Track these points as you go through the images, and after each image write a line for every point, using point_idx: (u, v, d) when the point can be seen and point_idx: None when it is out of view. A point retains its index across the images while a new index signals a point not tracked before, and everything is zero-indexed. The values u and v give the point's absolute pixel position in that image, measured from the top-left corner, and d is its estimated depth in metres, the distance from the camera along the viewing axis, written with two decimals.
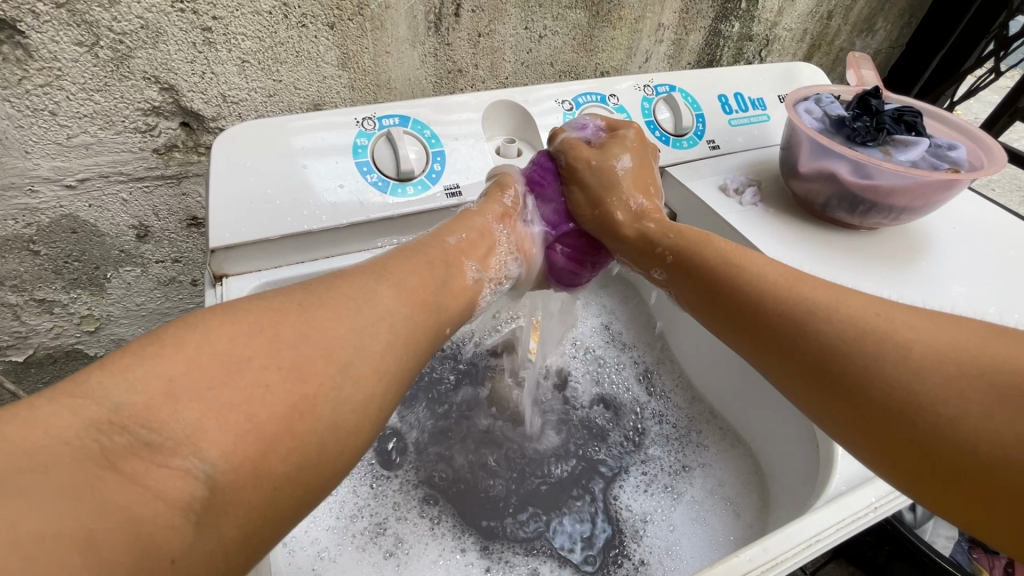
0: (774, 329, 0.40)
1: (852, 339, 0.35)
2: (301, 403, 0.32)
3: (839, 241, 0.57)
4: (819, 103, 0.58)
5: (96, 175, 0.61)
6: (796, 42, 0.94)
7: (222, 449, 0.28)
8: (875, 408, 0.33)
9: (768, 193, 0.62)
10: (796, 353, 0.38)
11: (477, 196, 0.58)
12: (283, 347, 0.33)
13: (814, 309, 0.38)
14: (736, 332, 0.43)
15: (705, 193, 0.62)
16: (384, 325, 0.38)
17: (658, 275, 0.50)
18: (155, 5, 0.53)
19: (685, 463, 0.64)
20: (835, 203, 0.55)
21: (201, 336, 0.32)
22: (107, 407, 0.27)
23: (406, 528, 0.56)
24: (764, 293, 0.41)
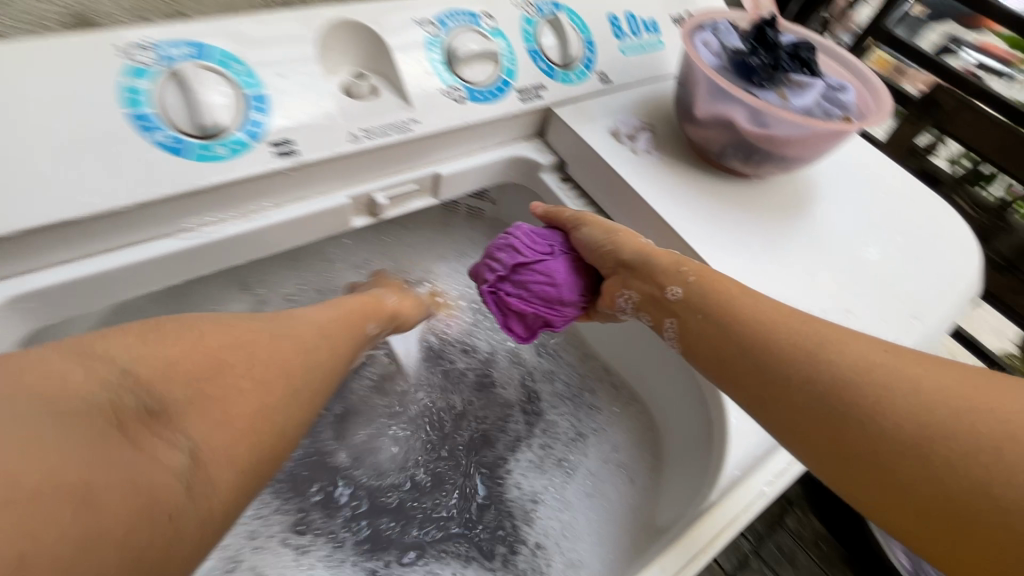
0: (782, 384, 0.37)
1: (866, 392, 0.34)
2: (265, 406, 0.38)
3: (733, 195, 0.53)
4: (716, 33, 0.52)
5: None
6: None
7: (204, 431, 0.34)
8: (903, 469, 0.31)
9: (662, 136, 0.56)
10: (803, 413, 0.36)
11: (318, 156, 0.44)
12: (254, 364, 0.39)
13: (816, 359, 0.36)
14: (730, 384, 0.40)
15: (596, 139, 0.54)
16: (314, 346, 0.44)
17: (673, 294, 0.44)
18: None
19: (580, 427, 0.64)
20: (731, 152, 0.50)
21: (197, 335, 0.38)
22: (118, 370, 0.33)
23: (264, 558, 0.55)
24: (764, 337, 0.39)
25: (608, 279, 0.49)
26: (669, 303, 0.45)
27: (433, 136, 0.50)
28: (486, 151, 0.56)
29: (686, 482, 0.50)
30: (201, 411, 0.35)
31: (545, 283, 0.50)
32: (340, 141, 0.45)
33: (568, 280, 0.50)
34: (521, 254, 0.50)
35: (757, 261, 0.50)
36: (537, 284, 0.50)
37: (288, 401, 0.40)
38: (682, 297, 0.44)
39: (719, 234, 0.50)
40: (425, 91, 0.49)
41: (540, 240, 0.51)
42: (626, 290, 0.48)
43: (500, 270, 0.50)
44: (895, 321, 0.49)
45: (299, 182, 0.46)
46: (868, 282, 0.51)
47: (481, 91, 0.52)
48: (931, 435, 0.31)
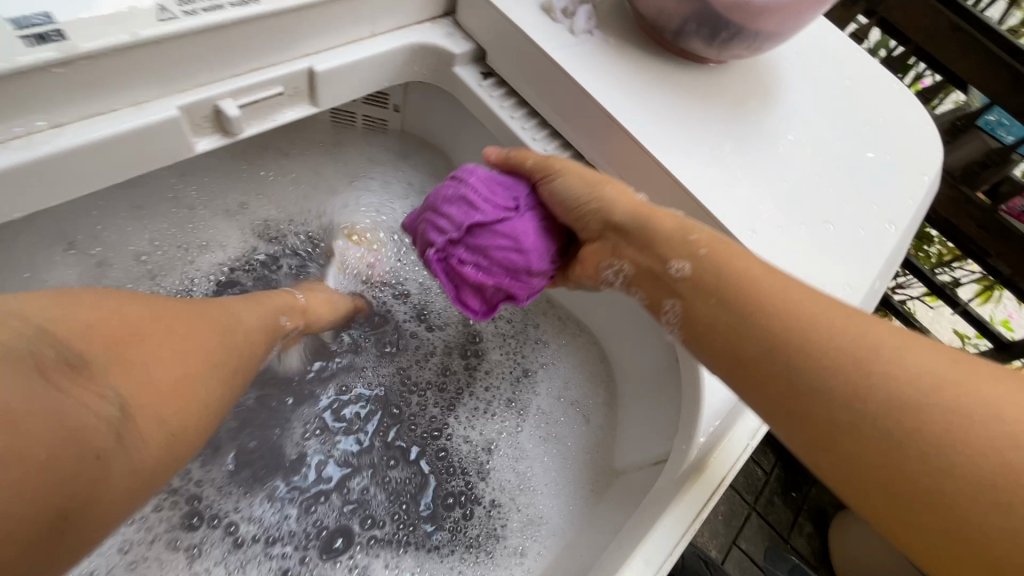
0: (824, 404, 0.28)
1: (936, 419, 0.25)
2: (199, 378, 0.35)
3: (692, 87, 0.44)
4: None
5: None
6: None
7: (138, 386, 0.31)
8: (987, 523, 0.24)
9: (606, 11, 0.44)
10: (847, 437, 0.27)
11: (102, 43, 0.29)
12: (191, 336, 0.35)
13: (874, 371, 0.27)
14: (752, 390, 0.31)
15: (523, 17, 0.42)
16: (247, 332, 0.40)
17: (677, 271, 0.35)
18: None
19: (526, 364, 0.56)
20: (693, 28, 0.40)
21: (116, 302, 0.33)
22: (33, 324, 0.28)
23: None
24: (804, 340, 0.30)
25: (591, 245, 0.40)
26: (671, 283, 0.35)
27: (291, 14, 0.35)
28: (377, 39, 0.42)
29: (653, 422, 0.46)
30: (133, 371, 0.31)
31: (509, 247, 0.39)
32: (132, 21, 0.30)
33: (537, 243, 0.40)
34: (477, 213, 0.39)
35: (721, 170, 0.42)
36: (500, 249, 0.39)
37: (216, 384, 0.36)
38: (689, 275, 0.35)
39: (679, 136, 0.42)
40: None
41: (500, 191, 0.40)
42: (617, 262, 0.39)
43: (454, 233, 0.39)
44: (872, 229, 0.43)
45: (85, 85, 0.30)
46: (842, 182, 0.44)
47: None
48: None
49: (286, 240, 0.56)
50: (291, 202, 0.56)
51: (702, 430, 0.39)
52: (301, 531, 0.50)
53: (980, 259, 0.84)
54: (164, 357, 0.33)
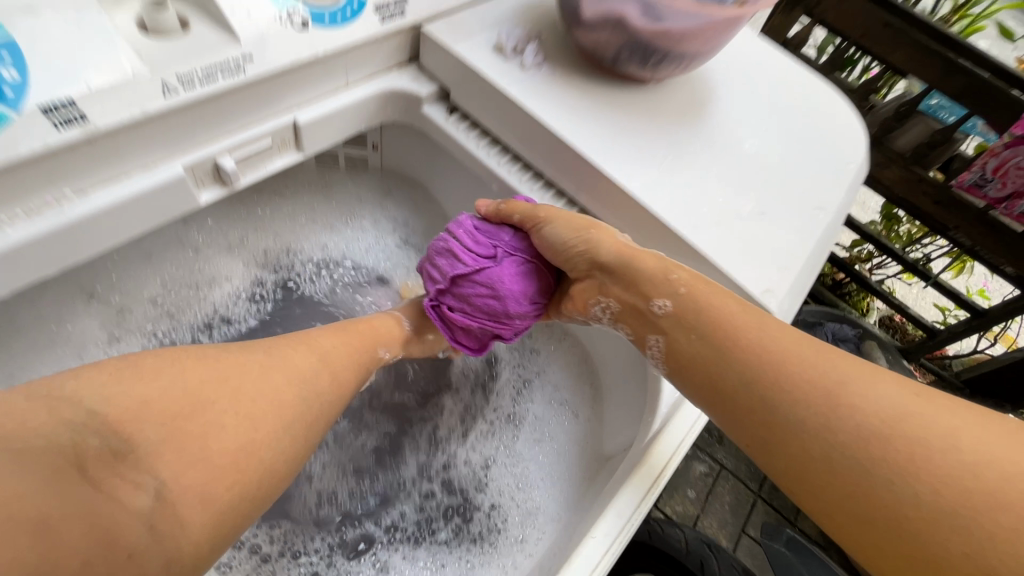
0: (778, 417, 0.35)
1: (856, 440, 0.32)
2: (251, 444, 0.34)
3: (635, 105, 0.49)
4: None
5: None
6: None
7: (178, 470, 0.31)
8: (880, 517, 0.31)
9: (551, 46, 0.50)
10: (787, 442, 0.35)
11: (118, 119, 0.33)
12: (243, 392, 0.36)
13: (814, 399, 0.34)
14: (719, 410, 0.39)
15: (476, 59, 0.47)
16: (313, 377, 0.40)
17: (659, 308, 0.42)
18: None
19: (524, 373, 0.61)
20: (626, 56, 0.45)
21: (178, 368, 0.34)
22: (84, 410, 0.29)
23: None
24: (768, 368, 0.36)
25: (581, 284, 0.48)
26: (654, 318, 0.42)
27: (276, 76, 0.40)
28: (354, 90, 0.47)
29: (628, 407, 0.50)
30: (178, 451, 0.31)
31: (490, 295, 0.49)
32: (139, 96, 0.34)
33: (513, 290, 0.49)
34: (463, 268, 0.49)
35: (666, 177, 0.47)
36: (482, 297, 0.49)
37: (269, 442, 0.35)
38: (671, 312, 0.41)
39: (625, 147, 0.47)
40: (251, 18, 0.38)
41: (483, 242, 0.49)
42: (603, 299, 0.47)
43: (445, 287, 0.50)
44: (803, 216, 0.48)
45: (98, 156, 0.35)
46: (774, 175, 0.50)
47: (326, 15, 0.42)
48: (905, 492, 0.30)
49: (290, 269, 0.63)
50: (288, 240, 0.62)
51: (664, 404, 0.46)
52: (325, 543, 0.55)
53: (946, 234, 0.96)
54: (215, 432, 0.33)
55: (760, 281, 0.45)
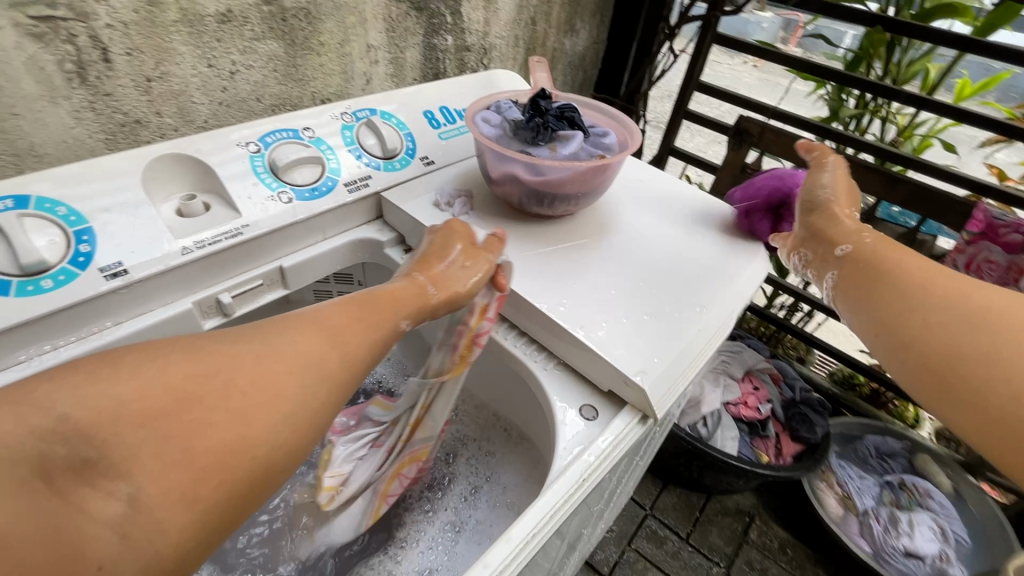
0: (923, 313, 0.43)
1: (970, 318, 0.41)
2: (241, 441, 0.30)
3: (543, 234, 0.61)
4: (498, 110, 0.63)
5: None
6: (511, 47, 1.18)
7: (152, 473, 0.27)
8: (962, 374, 0.39)
9: (480, 199, 0.65)
10: (928, 338, 0.42)
11: (151, 272, 0.49)
12: (238, 389, 0.32)
13: (943, 293, 0.44)
14: (875, 325, 0.47)
15: (420, 212, 0.62)
16: (319, 361, 0.36)
17: (842, 250, 0.53)
18: (42, 63, 0.59)
19: (475, 480, 0.66)
20: (527, 200, 0.59)
21: (160, 368, 0.31)
22: (54, 417, 0.27)
23: None
24: (906, 279, 0.46)
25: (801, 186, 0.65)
26: (835, 258, 0.53)
27: (267, 235, 0.56)
28: (330, 240, 0.63)
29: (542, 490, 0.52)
30: (156, 454, 0.28)
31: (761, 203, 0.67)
32: (167, 258, 0.50)
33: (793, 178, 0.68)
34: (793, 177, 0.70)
35: (562, 279, 0.56)
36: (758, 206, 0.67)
37: (263, 436, 0.31)
38: (849, 254, 0.52)
39: (534, 262, 0.58)
40: (255, 202, 0.56)
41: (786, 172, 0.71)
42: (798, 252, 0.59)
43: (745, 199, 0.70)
44: (688, 312, 0.55)
45: (130, 301, 0.49)
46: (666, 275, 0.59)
47: (302, 192, 0.59)
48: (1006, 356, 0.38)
49: None
50: None
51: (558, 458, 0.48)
52: None
53: None
54: (199, 430, 0.29)
55: (635, 363, 0.50)
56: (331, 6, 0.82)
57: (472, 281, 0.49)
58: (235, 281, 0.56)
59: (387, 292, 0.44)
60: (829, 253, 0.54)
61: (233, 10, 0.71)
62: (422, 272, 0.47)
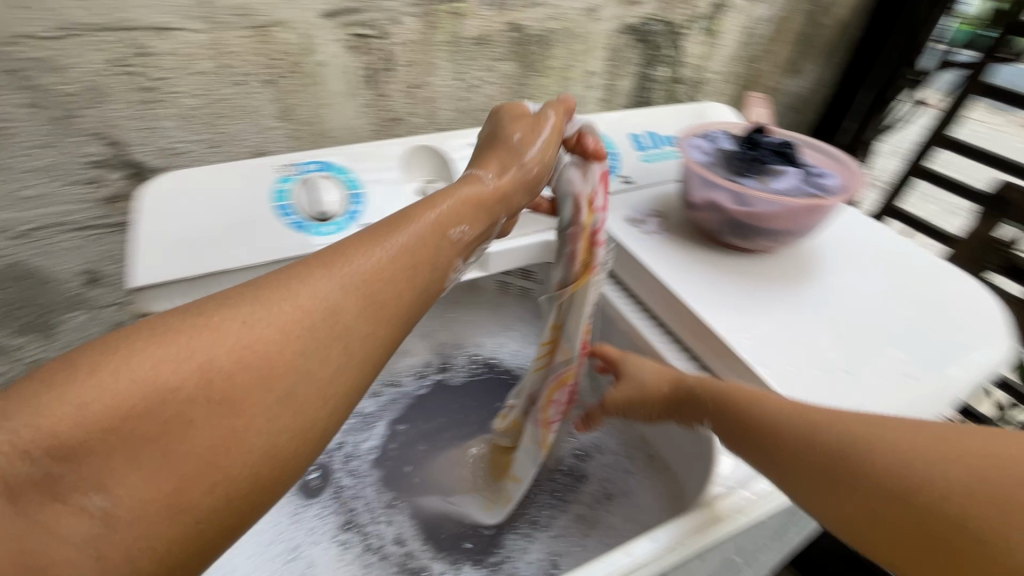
0: (788, 441, 0.42)
1: (822, 449, 0.39)
2: (232, 435, 0.29)
3: (735, 266, 0.61)
4: (710, 141, 0.64)
5: (43, 186, 0.69)
6: (724, 82, 1.16)
7: (123, 484, 0.26)
8: (861, 498, 0.37)
9: (672, 222, 0.66)
10: (803, 463, 0.40)
11: None
12: (212, 371, 0.29)
13: (787, 427, 0.42)
14: (760, 451, 0.44)
15: (612, 224, 0.66)
16: (331, 312, 0.33)
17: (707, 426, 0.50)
18: (350, 68, 0.77)
19: (612, 488, 0.67)
20: (724, 229, 0.59)
21: (123, 359, 0.28)
22: (10, 432, 0.26)
23: (321, 556, 0.61)
24: (762, 403, 0.45)
25: None
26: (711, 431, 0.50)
27: None
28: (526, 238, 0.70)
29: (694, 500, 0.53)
30: (124, 463, 0.26)
31: None
32: None
33: None
34: None
35: (751, 312, 0.56)
36: None
37: (264, 423, 0.30)
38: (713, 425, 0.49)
39: (727, 293, 0.58)
40: None
41: None
42: None
43: None
44: (890, 378, 0.51)
45: None
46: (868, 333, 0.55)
47: None
48: (880, 468, 0.36)
49: (454, 360, 0.80)
50: (458, 338, 0.80)
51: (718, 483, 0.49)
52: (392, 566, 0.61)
53: None
54: (180, 430, 0.28)
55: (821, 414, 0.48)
56: (565, 35, 0.91)
57: (542, 156, 0.51)
58: None
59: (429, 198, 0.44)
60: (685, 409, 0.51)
61: (486, 35, 0.84)
62: (477, 167, 0.49)
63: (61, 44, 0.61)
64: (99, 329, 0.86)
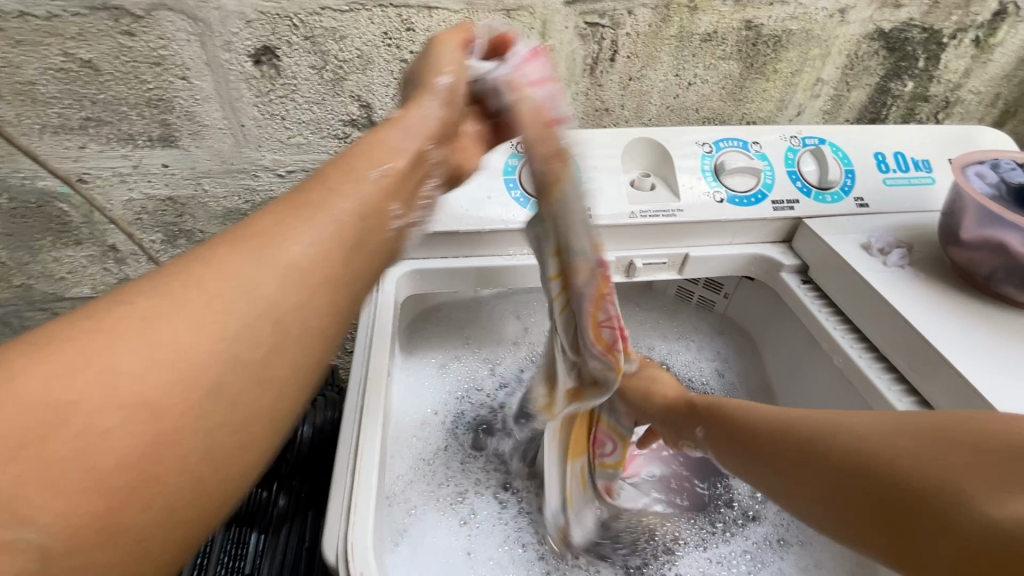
0: (787, 449, 0.45)
1: (807, 452, 0.43)
2: (156, 441, 0.29)
3: (1006, 320, 0.52)
4: (996, 168, 0.55)
5: (304, 136, 0.81)
6: (983, 105, 0.98)
7: (55, 508, 0.26)
8: (860, 497, 0.38)
9: (922, 257, 0.59)
10: (798, 468, 0.43)
11: (606, 222, 0.63)
12: (110, 377, 0.28)
13: (780, 439, 0.46)
14: (756, 464, 0.48)
15: (845, 249, 0.60)
16: (253, 295, 0.33)
17: (699, 433, 0.55)
18: (575, 54, 0.79)
19: (784, 534, 0.62)
20: (1003, 276, 0.50)
21: (14, 382, 0.27)
22: None
23: (479, 503, 0.63)
24: (758, 414, 0.50)
25: None
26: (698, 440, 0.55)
27: (692, 223, 0.64)
28: (732, 249, 0.67)
29: None
30: (43, 483, 0.26)
31: None
32: (622, 219, 0.63)
33: None
34: None
35: None
36: None
37: (195, 426, 0.30)
38: (704, 437, 0.54)
39: (996, 350, 0.49)
40: (691, 191, 0.64)
41: None
42: None
43: None
44: None
45: None
46: None
47: (737, 197, 0.65)
48: (876, 459, 0.38)
49: None
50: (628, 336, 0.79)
51: None
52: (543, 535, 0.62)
53: None
54: (91, 444, 0.27)
55: None
56: (803, 37, 0.83)
57: (453, 63, 0.50)
58: (651, 252, 0.65)
59: (352, 150, 0.43)
60: (689, 420, 0.56)
61: (718, 32, 0.80)
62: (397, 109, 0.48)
63: (349, 16, 0.70)
64: None
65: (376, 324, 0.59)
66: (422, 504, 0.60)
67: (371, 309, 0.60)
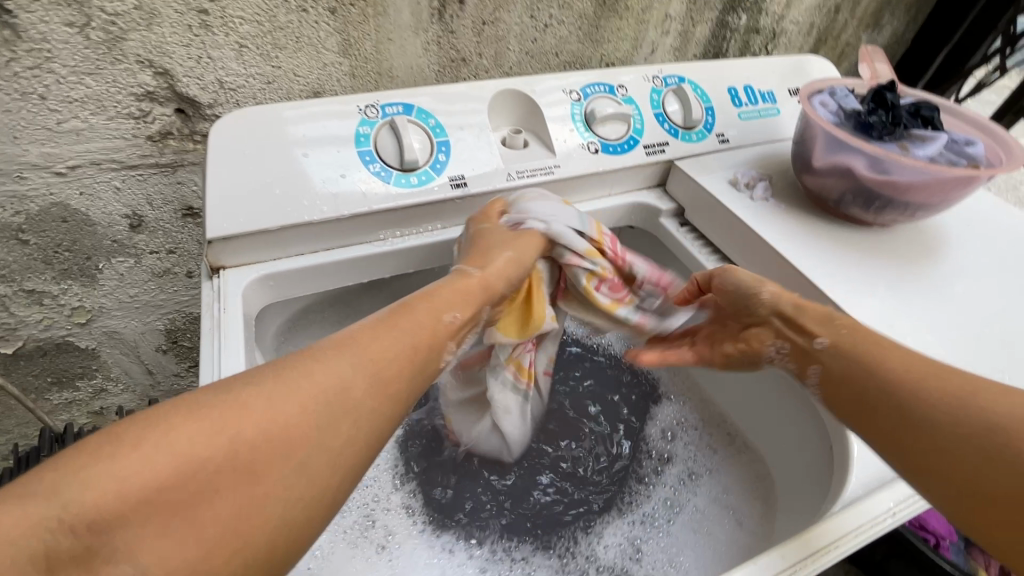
0: (936, 417, 0.39)
1: (964, 435, 0.37)
2: (255, 503, 0.29)
3: (854, 238, 0.57)
4: (833, 96, 0.58)
5: (81, 119, 0.62)
6: (802, 35, 1.07)
7: (160, 552, 0.26)
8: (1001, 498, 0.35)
9: (779, 187, 0.62)
10: (938, 445, 0.39)
11: (482, 188, 0.57)
12: (256, 423, 0.31)
13: (934, 402, 0.40)
14: (879, 415, 0.43)
15: (715, 187, 0.61)
16: (340, 396, 0.34)
17: (817, 344, 0.48)
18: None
19: (694, 466, 0.65)
20: (850, 199, 0.55)
21: (161, 433, 0.29)
22: (59, 504, 0.25)
23: (393, 520, 0.59)
24: (910, 375, 0.42)
25: None
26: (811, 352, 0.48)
27: (571, 178, 0.61)
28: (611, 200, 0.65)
29: (797, 514, 0.52)
30: (164, 530, 0.27)
31: None
32: (499, 182, 0.58)
33: None
34: None
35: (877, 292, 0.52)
36: None
37: (280, 491, 0.30)
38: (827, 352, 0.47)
39: (850, 269, 0.54)
40: (566, 144, 0.61)
41: None
42: None
43: None
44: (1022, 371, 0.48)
45: (459, 210, 0.58)
46: (996, 320, 0.52)
47: (611, 145, 0.62)
48: None
49: None
50: None
51: (855, 475, 0.46)
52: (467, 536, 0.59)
53: None
54: (208, 498, 0.28)
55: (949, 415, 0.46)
56: None
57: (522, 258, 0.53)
58: None
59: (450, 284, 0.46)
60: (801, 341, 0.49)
61: None
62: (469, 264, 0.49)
63: None
64: (160, 317, 0.85)
65: (223, 343, 0.46)
66: (329, 539, 0.54)
67: (212, 332, 0.47)
